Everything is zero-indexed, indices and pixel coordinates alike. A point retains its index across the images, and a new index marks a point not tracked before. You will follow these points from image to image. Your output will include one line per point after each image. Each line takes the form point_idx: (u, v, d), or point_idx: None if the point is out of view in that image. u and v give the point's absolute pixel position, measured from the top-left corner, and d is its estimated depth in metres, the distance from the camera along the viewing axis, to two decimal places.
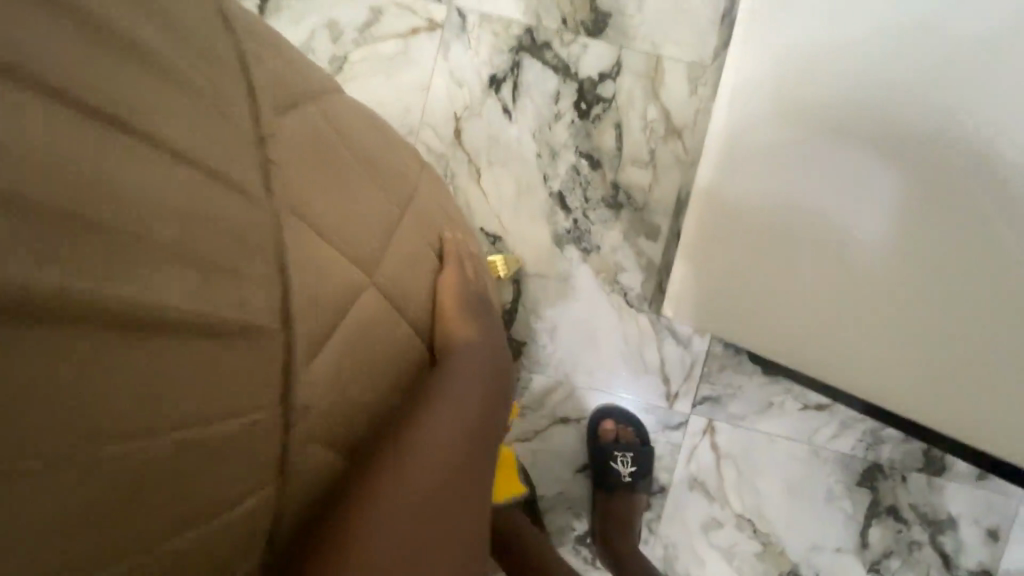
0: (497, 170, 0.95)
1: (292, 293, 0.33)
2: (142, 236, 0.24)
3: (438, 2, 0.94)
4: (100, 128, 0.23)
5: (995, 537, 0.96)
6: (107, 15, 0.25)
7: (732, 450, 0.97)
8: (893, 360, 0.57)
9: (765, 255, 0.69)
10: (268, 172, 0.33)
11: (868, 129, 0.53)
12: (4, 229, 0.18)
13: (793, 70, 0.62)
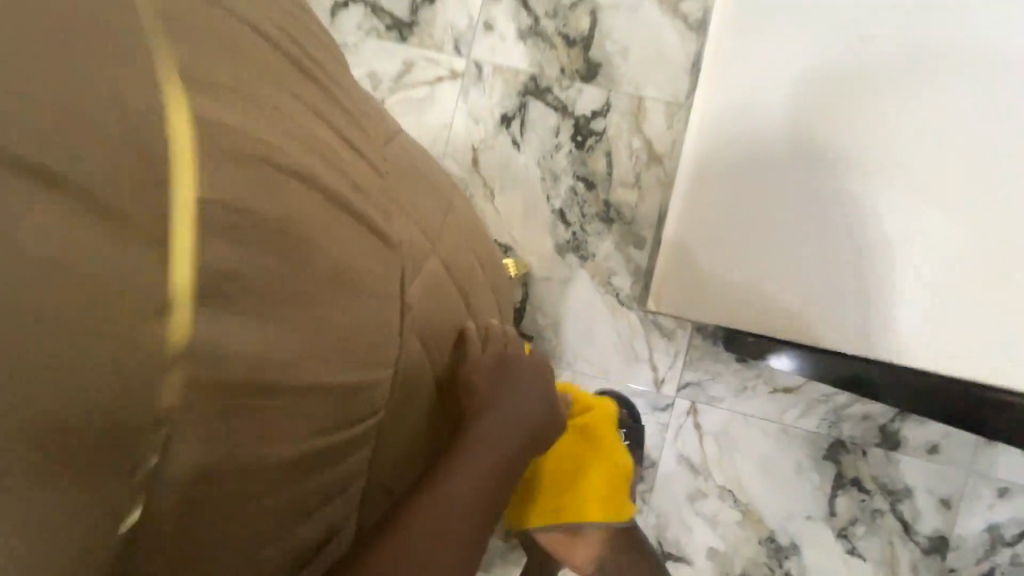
0: (507, 191, 1.14)
1: (408, 226, 0.49)
2: (354, 162, 0.40)
3: (459, 56, 1.15)
4: (329, 103, 0.39)
5: (947, 505, 1.09)
6: (317, 60, 0.42)
7: (713, 428, 1.13)
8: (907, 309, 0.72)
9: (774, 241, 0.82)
10: (384, 167, 0.50)
11: (889, 124, 0.72)
12: (313, 125, 0.34)
13: (800, 81, 0.79)
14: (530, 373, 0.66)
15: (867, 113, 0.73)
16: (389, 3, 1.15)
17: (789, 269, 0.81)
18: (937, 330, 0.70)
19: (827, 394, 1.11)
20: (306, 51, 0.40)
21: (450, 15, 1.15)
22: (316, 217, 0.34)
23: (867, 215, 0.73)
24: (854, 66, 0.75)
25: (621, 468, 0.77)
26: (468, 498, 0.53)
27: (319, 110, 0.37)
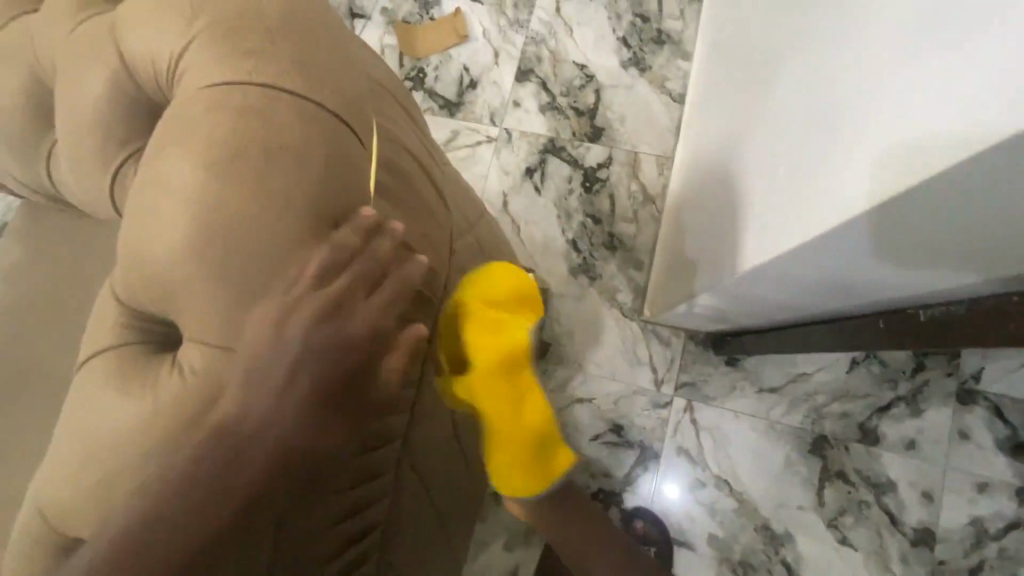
0: (530, 227, 1.43)
1: (464, 207, 0.80)
2: (433, 159, 0.71)
3: (494, 126, 1.50)
4: (420, 124, 0.71)
5: (930, 499, 1.19)
6: (416, 110, 0.72)
7: (708, 424, 1.29)
8: (832, 270, 0.62)
9: (711, 248, 0.95)
10: (449, 175, 0.79)
11: (781, 132, 0.71)
12: (415, 137, 0.66)
13: (760, 107, 0.85)
14: (316, 347, 0.45)
15: (796, 83, 0.71)
16: (442, 89, 1.53)
17: (709, 270, 0.95)
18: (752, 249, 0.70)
19: (808, 393, 1.27)
20: (412, 106, 0.71)
21: (488, 96, 1.51)
22: (427, 181, 0.65)
23: (759, 205, 0.71)
24: (784, 82, 0.76)
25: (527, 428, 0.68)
26: (196, 492, 0.45)
27: (419, 132, 0.69)
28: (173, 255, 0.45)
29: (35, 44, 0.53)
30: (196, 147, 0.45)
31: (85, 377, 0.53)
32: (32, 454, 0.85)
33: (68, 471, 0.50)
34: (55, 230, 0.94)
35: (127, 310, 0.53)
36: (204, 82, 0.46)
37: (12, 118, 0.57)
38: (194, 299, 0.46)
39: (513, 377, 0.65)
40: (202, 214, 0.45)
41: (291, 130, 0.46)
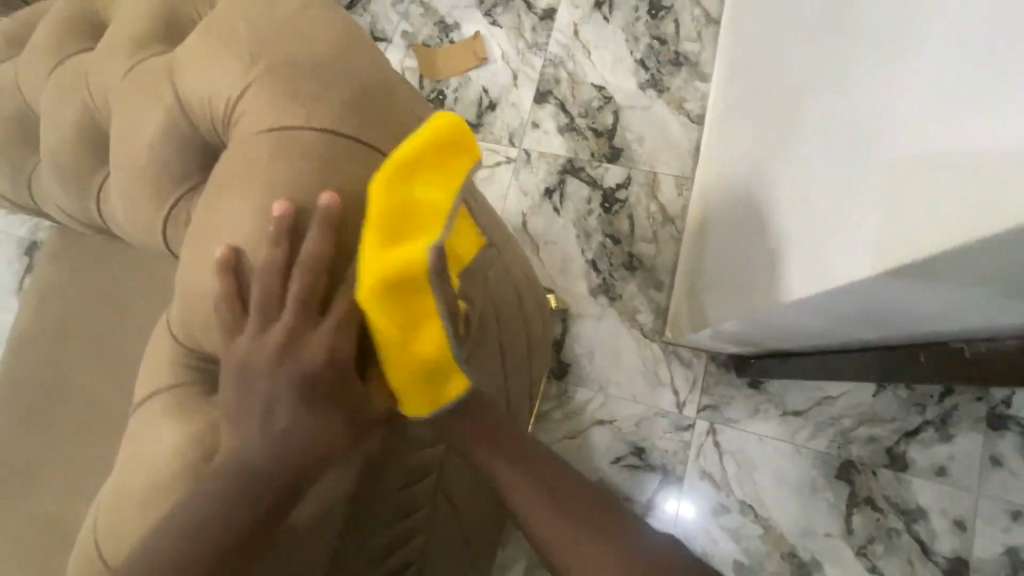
0: (549, 247, 1.44)
1: (492, 234, 0.81)
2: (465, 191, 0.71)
3: (513, 146, 1.51)
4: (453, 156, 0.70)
5: (963, 527, 1.17)
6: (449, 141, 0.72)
7: (732, 447, 1.27)
8: (883, 304, 0.61)
9: (743, 275, 0.95)
10: (478, 202, 0.80)
11: (817, 162, 0.71)
12: None
13: (791, 134, 0.84)
14: (293, 384, 0.44)
15: (830, 111, 0.71)
16: (461, 111, 1.55)
17: (743, 296, 0.94)
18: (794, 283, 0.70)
19: (833, 418, 1.25)
20: None
21: (507, 117, 1.53)
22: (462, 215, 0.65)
23: (800, 238, 0.71)
24: (816, 111, 0.76)
25: (423, 361, 0.46)
26: (205, 526, 0.45)
27: None
28: (232, 305, 0.44)
29: (93, 84, 0.55)
30: (251, 193, 0.44)
31: (142, 416, 0.54)
32: (75, 474, 0.88)
33: (125, 511, 0.50)
34: (90, 253, 0.96)
35: (185, 351, 0.54)
36: (260, 125, 0.45)
37: (65, 155, 0.58)
38: (249, 349, 0.45)
39: (401, 296, 0.43)
40: (263, 264, 0.43)
41: (349, 172, 0.45)
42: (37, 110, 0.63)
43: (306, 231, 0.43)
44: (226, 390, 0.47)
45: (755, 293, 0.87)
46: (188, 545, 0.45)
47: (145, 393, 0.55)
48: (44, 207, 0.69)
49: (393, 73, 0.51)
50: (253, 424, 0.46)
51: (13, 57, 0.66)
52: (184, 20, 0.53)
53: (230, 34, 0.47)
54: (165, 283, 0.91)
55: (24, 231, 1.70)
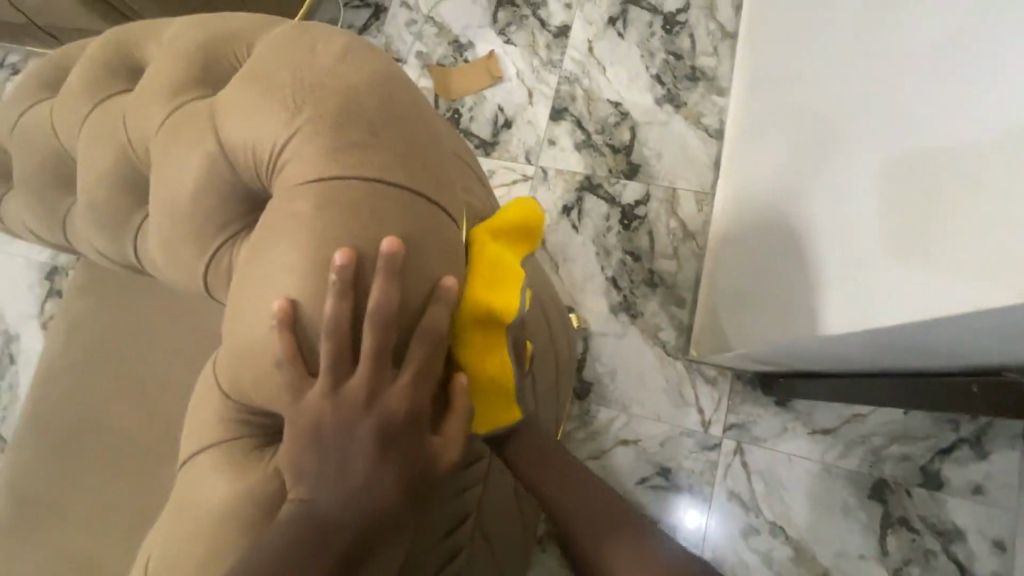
0: (569, 264, 1.42)
1: None
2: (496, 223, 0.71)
3: (529, 164, 1.51)
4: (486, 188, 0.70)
5: (1002, 548, 1.13)
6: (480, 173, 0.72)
7: (760, 467, 1.25)
8: (940, 337, 0.59)
9: (772, 297, 0.94)
10: None
11: (852, 188, 0.71)
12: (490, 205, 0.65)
13: (816, 155, 0.84)
14: (368, 433, 0.44)
15: (864, 135, 0.70)
16: (477, 129, 1.55)
17: (771, 318, 0.93)
18: (835, 315, 0.69)
19: (863, 436, 1.22)
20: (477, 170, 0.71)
21: (523, 135, 1.53)
22: None
23: (840, 265, 0.71)
24: (844, 133, 0.75)
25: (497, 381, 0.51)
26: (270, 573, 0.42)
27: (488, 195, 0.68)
28: (291, 360, 0.43)
29: (131, 129, 0.55)
30: (301, 244, 0.43)
31: (192, 468, 0.53)
32: (105, 506, 0.87)
33: (175, 566, 0.49)
34: (118, 285, 0.97)
35: (233, 406, 0.51)
36: (304, 176, 0.44)
37: (103, 198, 0.58)
38: (311, 403, 0.44)
39: (490, 320, 0.50)
40: (328, 318, 0.42)
41: (396, 220, 0.44)
42: (71, 152, 0.63)
43: (374, 282, 0.42)
44: (288, 443, 0.45)
45: (786, 321, 0.86)
46: None
47: (190, 443, 0.54)
48: (77, 245, 0.69)
49: (431, 116, 0.50)
50: (322, 475, 0.44)
51: (47, 99, 0.66)
52: (221, 64, 0.53)
53: (273, 83, 0.47)
54: (192, 313, 0.91)
55: (44, 256, 1.72)
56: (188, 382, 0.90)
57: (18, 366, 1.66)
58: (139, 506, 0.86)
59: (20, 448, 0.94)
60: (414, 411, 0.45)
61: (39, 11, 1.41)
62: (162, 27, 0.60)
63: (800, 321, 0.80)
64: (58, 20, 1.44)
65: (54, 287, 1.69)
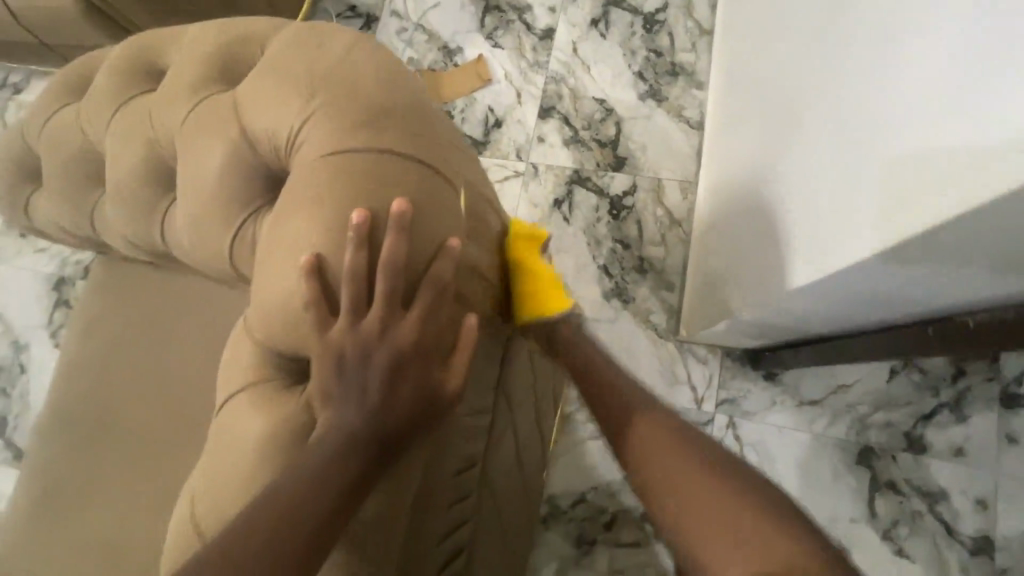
0: (562, 255, 1.48)
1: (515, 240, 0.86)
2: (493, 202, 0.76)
3: (520, 161, 1.57)
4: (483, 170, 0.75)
5: (984, 506, 1.19)
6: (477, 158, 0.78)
7: (753, 440, 1.30)
8: (896, 276, 0.64)
9: (751, 263, 0.99)
10: None
11: (816, 148, 0.76)
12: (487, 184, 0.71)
13: (790, 124, 0.89)
14: (383, 360, 0.49)
15: (826, 100, 0.75)
16: (469, 129, 1.61)
17: (751, 284, 0.98)
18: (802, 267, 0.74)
19: (850, 405, 1.28)
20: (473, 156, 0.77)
21: (513, 134, 1.59)
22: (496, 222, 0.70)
23: (806, 220, 0.76)
24: (811, 102, 0.81)
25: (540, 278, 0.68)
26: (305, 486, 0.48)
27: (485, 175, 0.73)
28: (313, 303, 0.48)
29: (156, 123, 0.61)
30: (320, 206, 0.48)
31: (222, 420, 0.58)
32: (128, 491, 0.92)
33: (216, 496, 0.54)
34: (134, 282, 1.02)
35: (265, 350, 0.56)
36: (320, 150, 0.50)
37: (132, 190, 0.64)
38: (331, 340, 0.49)
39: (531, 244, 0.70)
40: (348, 266, 0.47)
41: (403, 183, 0.49)
42: (98, 150, 0.69)
43: (387, 235, 0.47)
44: (314, 376, 0.50)
45: (768, 295, 0.88)
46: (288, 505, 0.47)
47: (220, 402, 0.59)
48: (104, 238, 0.75)
49: (431, 99, 0.56)
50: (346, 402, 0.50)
51: (74, 102, 0.72)
52: (238, 61, 0.59)
53: (289, 73, 0.53)
54: (207, 306, 0.96)
55: (51, 267, 1.76)
56: (203, 371, 0.94)
57: (27, 375, 1.70)
58: (162, 489, 0.91)
59: (44, 443, 0.99)
60: (423, 339, 0.50)
61: (46, 29, 1.47)
62: (181, 32, 0.66)
63: (775, 279, 0.85)
64: (63, 37, 1.50)
65: (62, 297, 1.74)
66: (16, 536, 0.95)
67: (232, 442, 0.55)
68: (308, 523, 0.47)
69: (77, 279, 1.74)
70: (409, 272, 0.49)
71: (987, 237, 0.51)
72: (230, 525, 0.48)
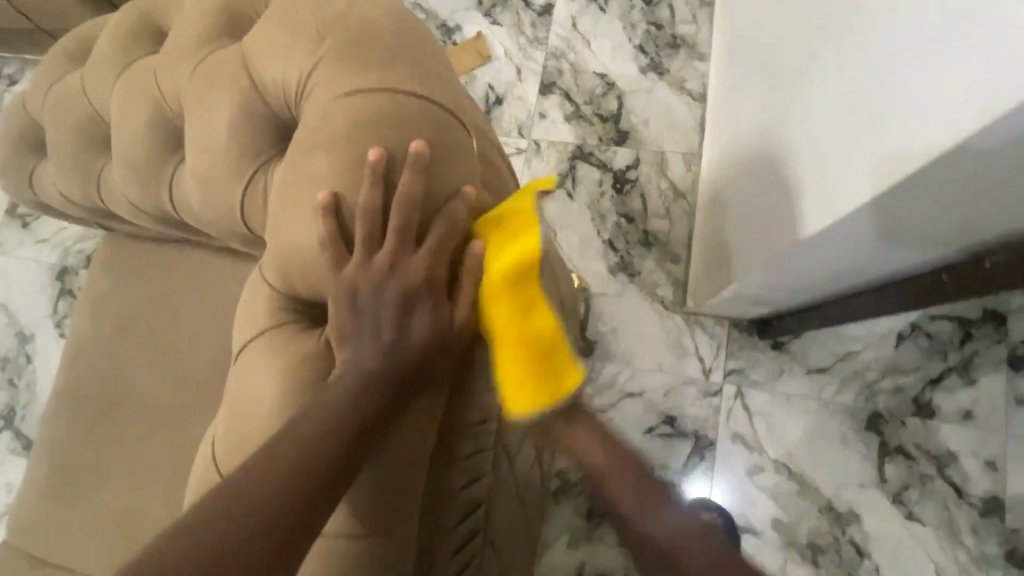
0: (566, 231, 1.47)
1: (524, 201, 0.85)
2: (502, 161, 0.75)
3: (522, 138, 1.56)
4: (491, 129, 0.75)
5: (994, 467, 1.20)
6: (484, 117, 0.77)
7: (761, 409, 1.30)
8: (906, 217, 0.64)
9: (755, 225, 1.00)
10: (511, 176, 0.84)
11: (817, 100, 0.76)
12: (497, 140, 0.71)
13: (792, 83, 0.89)
14: (397, 293, 0.49)
15: (827, 51, 0.75)
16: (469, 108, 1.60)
17: (754, 245, 0.99)
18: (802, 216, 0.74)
19: (858, 371, 1.28)
20: None
21: (514, 111, 1.58)
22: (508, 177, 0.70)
23: (806, 172, 0.76)
24: (814, 55, 0.80)
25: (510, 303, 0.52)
26: (323, 423, 0.49)
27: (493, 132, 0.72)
28: (331, 240, 0.49)
29: (162, 81, 0.60)
30: (335, 148, 0.48)
31: (237, 372, 0.58)
32: (141, 467, 0.92)
33: (236, 446, 0.55)
34: (140, 260, 1.02)
35: (281, 295, 0.57)
36: (331, 90, 0.49)
37: (140, 153, 0.64)
38: (347, 275, 0.50)
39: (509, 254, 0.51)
40: (363, 202, 0.47)
41: (415, 123, 0.49)
42: (103, 116, 0.68)
43: (403, 173, 0.47)
44: (332, 313, 0.51)
45: (766, 257, 0.90)
46: (306, 443, 0.48)
47: (235, 356, 0.60)
48: (112, 208, 0.75)
49: (439, 45, 0.56)
50: (364, 339, 0.50)
51: (76, 70, 0.71)
52: (242, 16, 0.58)
53: (296, 20, 0.52)
54: (214, 281, 0.96)
55: (54, 257, 1.76)
56: (213, 345, 0.94)
57: (34, 366, 1.70)
58: (175, 464, 0.91)
59: (56, 422, 0.99)
60: (437, 274, 0.50)
61: (40, 14, 1.45)
62: None
63: (778, 236, 0.85)
64: (58, 22, 1.48)
65: (66, 287, 1.73)
66: (32, 515, 0.95)
67: (248, 390, 0.56)
68: (326, 463, 0.48)
69: (80, 268, 1.73)
70: (423, 211, 0.49)
71: (966, 174, 0.53)
72: (248, 461, 0.49)
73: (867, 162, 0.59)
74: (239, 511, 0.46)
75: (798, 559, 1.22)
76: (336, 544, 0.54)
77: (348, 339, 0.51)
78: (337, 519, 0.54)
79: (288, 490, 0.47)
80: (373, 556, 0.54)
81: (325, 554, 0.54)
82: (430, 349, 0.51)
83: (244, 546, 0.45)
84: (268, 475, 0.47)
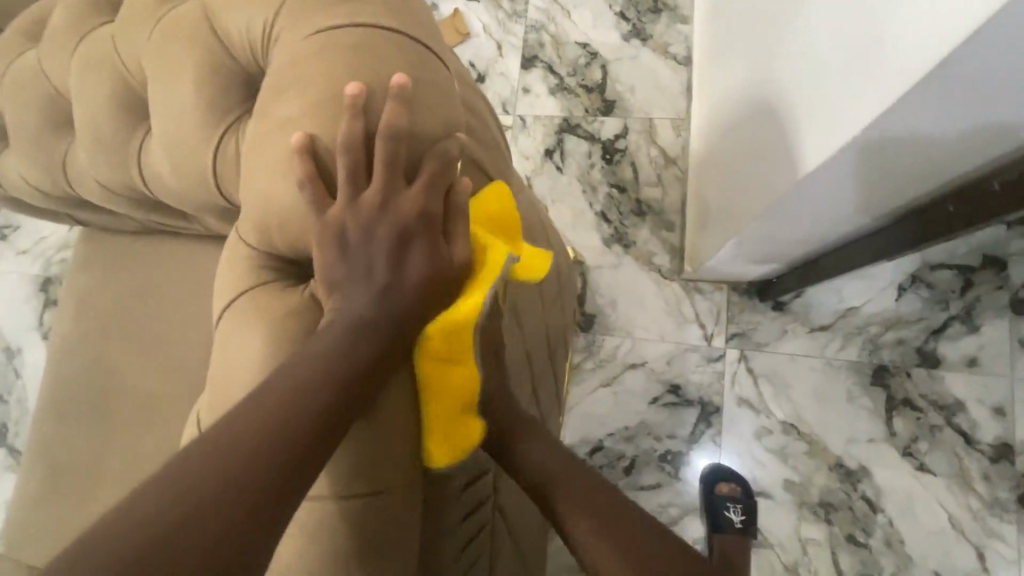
0: (558, 206, 1.45)
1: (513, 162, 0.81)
2: None
3: (507, 114, 1.52)
4: None
5: (1002, 413, 1.19)
6: None
7: (765, 371, 1.29)
8: (906, 148, 0.62)
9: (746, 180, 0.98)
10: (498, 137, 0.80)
11: (804, 38, 0.74)
12: None
13: (779, 27, 0.86)
14: (388, 234, 0.47)
15: None
16: None
17: (746, 200, 0.97)
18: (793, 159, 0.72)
19: (861, 326, 1.27)
20: None
21: (497, 87, 1.54)
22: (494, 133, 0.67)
23: (795, 114, 0.74)
24: None
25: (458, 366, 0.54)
26: (312, 373, 0.46)
27: None
28: (310, 183, 0.46)
29: (120, 48, 0.57)
30: (305, 91, 0.46)
31: (219, 341, 0.55)
32: (136, 467, 0.89)
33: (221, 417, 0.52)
34: (119, 256, 0.98)
35: (264, 256, 0.54)
36: (300, 33, 0.48)
37: (104, 129, 0.60)
38: (332, 218, 0.47)
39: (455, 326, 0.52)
40: (342, 139, 0.45)
41: (388, 59, 0.47)
42: (64, 95, 0.65)
43: (385, 108, 0.45)
44: (319, 260, 0.49)
45: (755, 216, 0.89)
46: (295, 394, 0.46)
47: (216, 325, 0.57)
48: (82, 195, 0.72)
49: None
50: (354, 284, 0.48)
51: (29, 50, 0.67)
52: None
53: None
54: (198, 271, 0.93)
55: (36, 268, 1.71)
56: (202, 337, 0.91)
57: (24, 381, 1.66)
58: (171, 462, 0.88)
59: (44, 429, 0.96)
60: (429, 214, 0.48)
61: None
62: None
63: (768, 185, 0.83)
64: None
65: (50, 297, 1.69)
66: (27, 526, 0.92)
67: (231, 355, 0.53)
68: (317, 416, 0.46)
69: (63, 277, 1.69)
70: (405, 151, 0.47)
71: (949, 106, 0.53)
72: (226, 416, 0.46)
73: (851, 90, 0.57)
74: (230, 461, 0.43)
75: (810, 517, 1.21)
76: (322, 509, 0.51)
77: (337, 287, 0.49)
78: (323, 483, 0.51)
79: (274, 444, 0.44)
80: (370, 517, 0.52)
81: (313, 524, 0.51)
82: (425, 292, 0.49)
83: (229, 512, 0.41)
84: (248, 429, 0.44)
